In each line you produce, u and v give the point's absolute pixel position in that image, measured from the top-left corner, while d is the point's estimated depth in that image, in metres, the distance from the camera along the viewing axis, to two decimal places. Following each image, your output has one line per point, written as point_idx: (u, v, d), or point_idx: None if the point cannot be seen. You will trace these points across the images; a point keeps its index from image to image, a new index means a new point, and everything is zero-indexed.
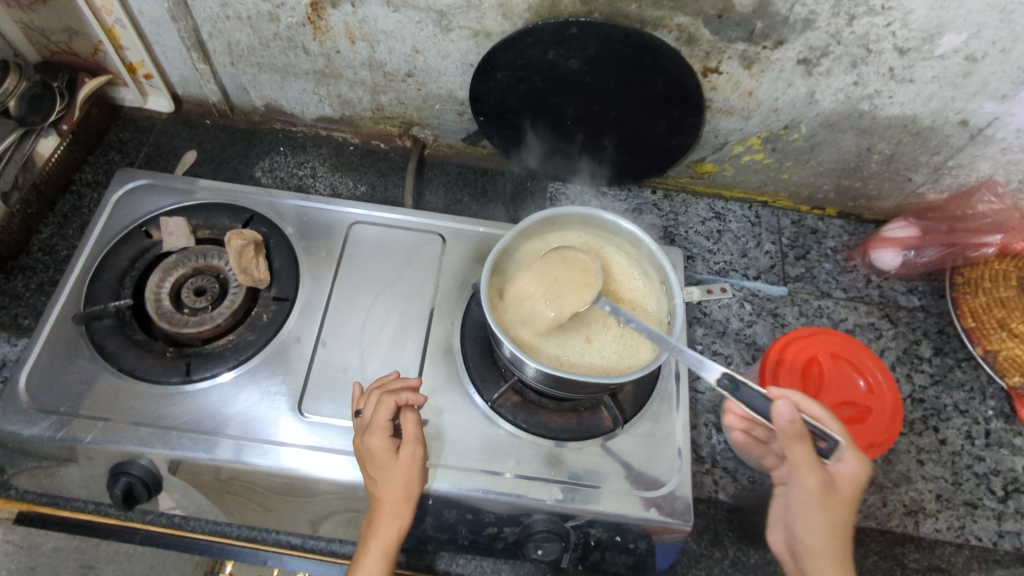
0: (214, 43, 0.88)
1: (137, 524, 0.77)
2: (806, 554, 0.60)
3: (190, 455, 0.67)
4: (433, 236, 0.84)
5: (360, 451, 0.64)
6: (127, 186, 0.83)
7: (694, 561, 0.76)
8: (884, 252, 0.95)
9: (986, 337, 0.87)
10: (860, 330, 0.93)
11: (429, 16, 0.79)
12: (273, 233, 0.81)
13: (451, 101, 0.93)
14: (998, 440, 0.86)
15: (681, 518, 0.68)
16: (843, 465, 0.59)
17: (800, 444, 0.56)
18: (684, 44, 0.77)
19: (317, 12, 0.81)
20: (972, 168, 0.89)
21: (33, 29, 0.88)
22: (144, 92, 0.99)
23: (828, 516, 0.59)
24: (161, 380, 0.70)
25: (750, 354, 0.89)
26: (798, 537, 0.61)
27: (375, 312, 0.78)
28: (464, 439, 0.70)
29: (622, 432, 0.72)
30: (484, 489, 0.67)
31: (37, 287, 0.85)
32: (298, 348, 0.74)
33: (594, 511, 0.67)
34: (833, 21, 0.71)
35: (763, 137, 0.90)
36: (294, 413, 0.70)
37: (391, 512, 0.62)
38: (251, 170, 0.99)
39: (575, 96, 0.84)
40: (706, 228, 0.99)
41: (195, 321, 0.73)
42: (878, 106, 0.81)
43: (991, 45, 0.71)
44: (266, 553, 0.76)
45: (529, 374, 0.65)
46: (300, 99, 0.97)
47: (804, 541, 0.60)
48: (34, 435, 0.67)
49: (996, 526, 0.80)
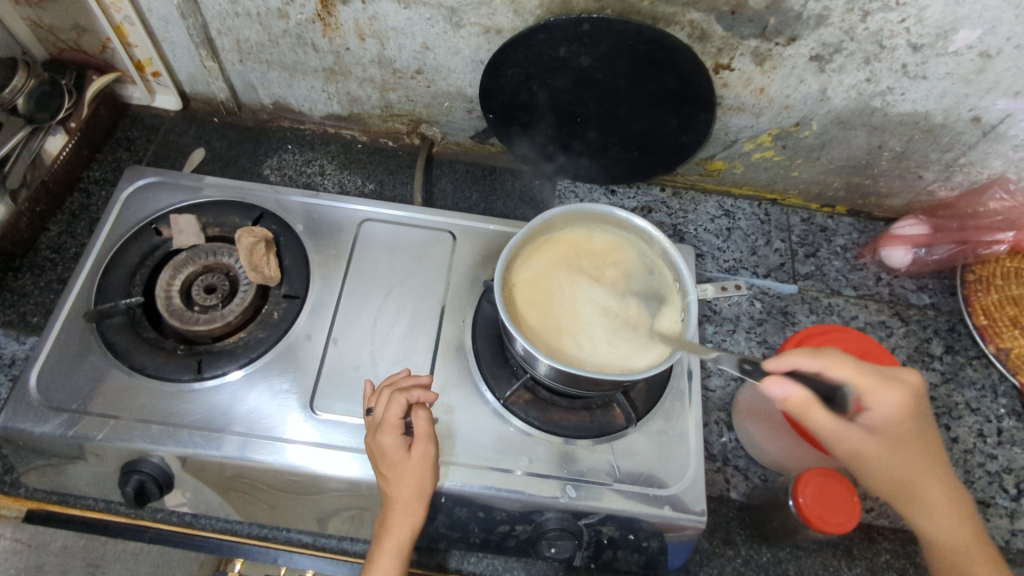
0: (223, 41, 0.88)
1: (147, 522, 0.76)
2: (907, 499, 0.65)
3: (201, 453, 0.67)
4: (444, 234, 0.84)
5: (373, 450, 0.64)
6: (136, 184, 0.83)
7: (706, 560, 0.76)
8: (894, 251, 0.95)
9: (999, 335, 0.88)
10: (870, 328, 0.93)
11: (440, 13, 0.78)
12: (282, 231, 0.81)
13: (460, 99, 0.92)
14: (1010, 438, 0.86)
15: (694, 516, 0.67)
16: (884, 402, 0.61)
17: (814, 410, 0.60)
18: (696, 41, 0.77)
19: (326, 9, 0.80)
20: (983, 165, 0.88)
21: (42, 26, 0.88)
22: (152, 90, 0.99)
23: (892, 459, 0.62)
24: (172, 378, 0.70)
25: (761, 352, 0.88)
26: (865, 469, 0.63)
27: (385, 310, 0.77)
28: (475, 437, 0.70)
29: (634, 430, 0.72)
30: (495, 487, 0.67)
31: (45, 285, 0.85)
32: (309, 346, 0.74)
33: (607, 509, 0.67)
34: (846, 17, 0.71)
35: (773, 135, 0.89)
36: (305, 412, 0.70)
37: (404, 511, 0.62)
38: (259, 168, 0.98)
39: (586, 94, 0.83)
40: (716, 226, 0.99)
41: (206, 320, 0.72)
42: (890, 103, 0.81)
43: (1006, 41, 0.70)
44: (276, 552, 0.76)
45: (542, 372, 0.64)
46: (309, 97, 0.97)
47: (902, 478, 0.63)
48: (45, 433, 0.67)
49: (1008, 524, 0.80)
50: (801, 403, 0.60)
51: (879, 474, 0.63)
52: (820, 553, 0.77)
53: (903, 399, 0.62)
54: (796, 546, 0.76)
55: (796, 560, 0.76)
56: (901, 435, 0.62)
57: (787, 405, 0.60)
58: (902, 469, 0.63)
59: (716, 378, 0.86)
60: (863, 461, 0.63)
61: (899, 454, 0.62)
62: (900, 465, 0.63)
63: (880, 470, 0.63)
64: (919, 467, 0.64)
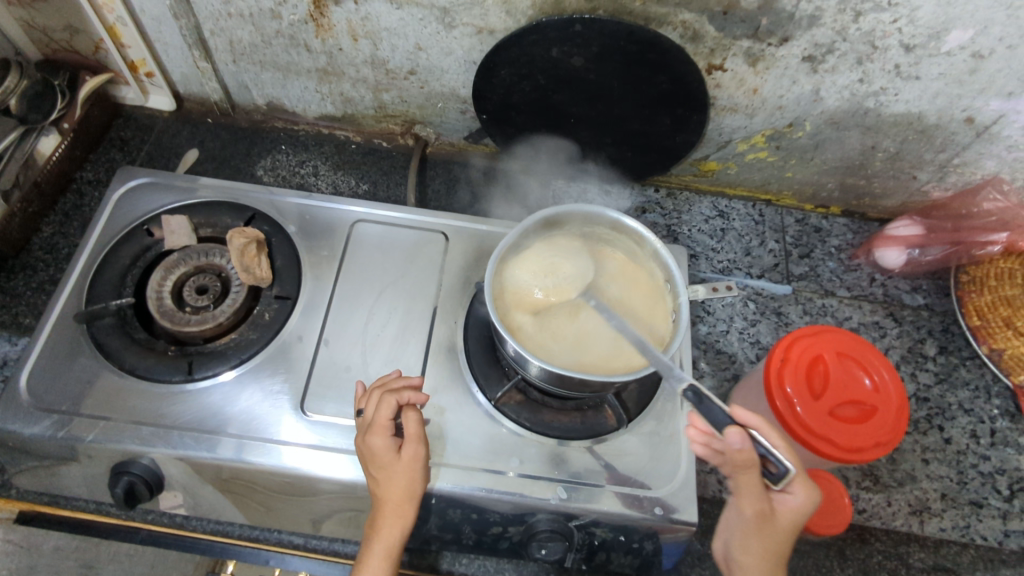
0: (216, 41, 0.88)
1: (138, 523, 0.76)
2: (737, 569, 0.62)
3: (191, 455, 0.67)
4: (436, 234, 0.84)
5: (363, 452, 0.64)
6: (128, 185, 0.83)
7: (698, 561, 0.76)
8: (888, 251, 0.95)
9: (991, 335, 0.88)
10: (864, 328, 0.93)
11: (433, 13, 0.78)
12: (275, 231, 0.81)
13: (454, 99, 0.92)
14: (1003, 439, 0.85)
15: (685, 518, 0.67)
16: (788, 496, 0.60)
17: (749, 472, 0.57)
18: (689, 41, 0.77)
19: (319, 10, 0.80)
20: (977, 166, 0.88)
21: (34, 27, 0.88)
22: (145, 90, 0.99)
23: (760, 542, 0.60)
24: (162, 379, 0.70)
25: (755, 353, 0.88)
26: (732, 550, 0.63)
27: (377, 311, 0.77)
28: (467, 438, 0.70)
29: (626, 431, 0.72)
30: (486, 488, 0.67)
31: (38, 286, 0.85)
32: (300, 347, 0.74)
33: (598, 510, 0.67)
34: (839, 18, 0.71)
35: (767, 135, 0.89)
36: (296, 413, 0.70)
37: (394, 512, 0.62)
38: (252, 168, 0.98)
39: (579, 95, 0.83)
40: (710, 227, 0.99)
41: (197, 321, 0.72)
42: (883, 104, 0.81)
43: (998, 41, 0.70)
44: (268, 553, 0.76)
45: (533, 373, 0.64)
46: (303, 97, 0.97)
47: (739, 557, 0.61)
48: (35, 434, 0.67)
49: (1001, 525, 0.80)
50: (749, 460, 0.56)
51: (750, 555, 0.61)
52: (812, 554, 0.77)
53: (808, 499, 0.60)
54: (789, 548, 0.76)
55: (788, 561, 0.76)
56: (783, 533, 0.60)
57: (735, 456, 0.56)
58: (761, 555, 0.60)
59: (709, 378, 0.86)
60: (740, 528, 0.61)
61: (773, 544, 0.60)
62: (767, 549, 0.60)
63: (751, 547, 0.61)
64: (765, 557, 0.61)
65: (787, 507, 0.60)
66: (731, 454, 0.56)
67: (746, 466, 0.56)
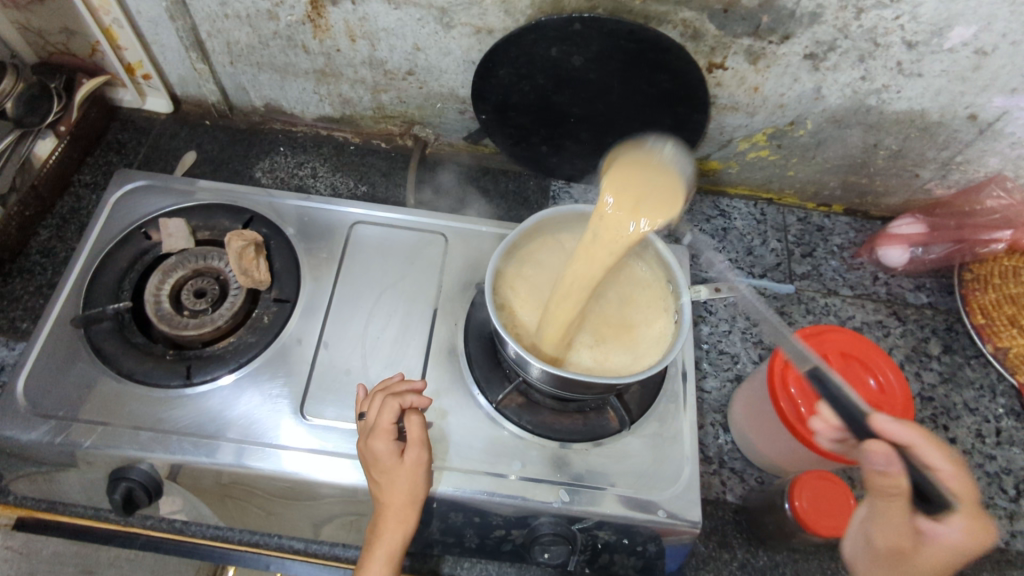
0: (213, 43, 0.87)
1: (137, 529, 0.75)
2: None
3: (190, 460, 0.66)
4: (435, 236, 0.83)
5: (365, 455, 0.63)
6: (126, 187, 0.82)
7: (702, 563, 0.75)
8: (891, 250, 0.94)
9: (997, 334, 0.87)
10: (867, 328, 0.92)
11: (431, 13, 0.78)
12: (273, 233, 0.80)
13: (453, 99, 0.92)
14: (1009, 438, 0.85)
15: (689, 521, 0.67)
16: (941, 528, 0.53)
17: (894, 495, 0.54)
18: (689, 39, 0.76)
19: (316, 10, 0.80)
20: (980, 163, 0.88)
21: (30, 29, 0.88)
22: (142, 92, 0.99)
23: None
24: (161, 383, 0.69)
25: (758, 353, 0.88)
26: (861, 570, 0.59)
27: (377, 314, 0.76)
28: (469, 441, 0.69)
29: (629, 433, 0.71)
30: (489, 491, 0.66)
31: (35, 290, 0.84)
32: (300, 350, 0.73)
33: (601, 513, 0.66)
34: (840, 15, 0.70)
35: (768, 133, 0.89)
36: (296, 416, 0.69)
37: (397, 516, 0.61)
38: (251, 170, 0.98)
39: (582, 95, 0.83)
40: (711, 227, 0.98)
41: (195, 324, 0.71)
42: (885, 101, 0.80)
43: (1001, 37, 0.70)
44: (268, 558, 0.76)
45: (534, 376, 0.63)
46: (301, 99, 0.96)
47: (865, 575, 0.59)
48: (32, 440, 0.66)
49: (1007, 526, 0.79)
50: (894, 486, 0.53)
51: (925, 557, 0.53)
52: (817, 557, 0.76)
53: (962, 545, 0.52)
54: (793, 550, 0.76)
55: (793, 563, 0.76)
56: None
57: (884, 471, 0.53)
58: None
59: (712, 379, 0.85)
60: (876, 554, 0.57)
61: None
62: None
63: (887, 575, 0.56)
64: None
65: (939, 543, 0.53)
66: (876, 474, 0.54)
67: (886, 487, 0.54)
